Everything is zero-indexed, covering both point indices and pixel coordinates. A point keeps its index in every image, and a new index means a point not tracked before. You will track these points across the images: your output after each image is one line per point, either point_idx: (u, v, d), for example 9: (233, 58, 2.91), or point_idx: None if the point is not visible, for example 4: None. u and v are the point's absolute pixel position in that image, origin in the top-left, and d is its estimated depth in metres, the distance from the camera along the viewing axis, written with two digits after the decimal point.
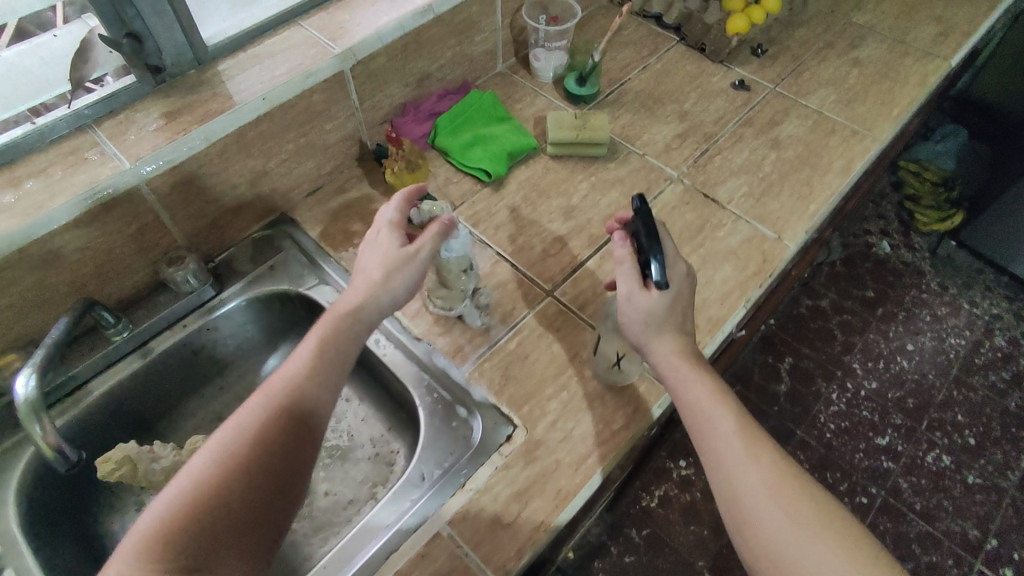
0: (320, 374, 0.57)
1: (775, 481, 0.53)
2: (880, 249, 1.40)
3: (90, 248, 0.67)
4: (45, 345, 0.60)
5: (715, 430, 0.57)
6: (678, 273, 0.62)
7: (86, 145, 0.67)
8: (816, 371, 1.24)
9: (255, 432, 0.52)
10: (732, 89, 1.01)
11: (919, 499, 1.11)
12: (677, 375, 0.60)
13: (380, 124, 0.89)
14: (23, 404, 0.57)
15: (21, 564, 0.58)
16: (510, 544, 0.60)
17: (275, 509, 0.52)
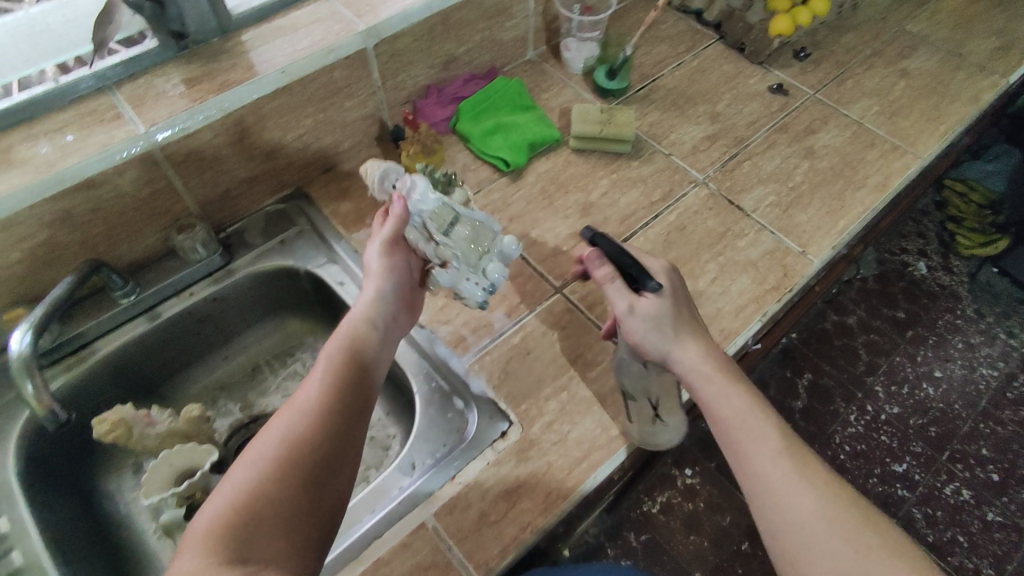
0: (344, 378, 0.57)
1: (827, 505, 0.51)
2: (917, 268, 1.33)
3: (101, 209, 0.68)
4: (47, 301, 0.61)
5: (758, 447, 0.55)
6: (658, 269, 0.64)
7: (104, 107, 0.67)
8: (836, 391, 1.20)
9: (290, 441, 0.51)
10: (769, 93, 0.97)
11: (932, 531, 1.07)
12: (712, 385, 0.59)
13: (402, 104, 0.88)
14: (17, 361, 0.58)
15: (14, 514, 0.60)
16: (494, 543, 0.59)
17: (320, 508, 0.49)
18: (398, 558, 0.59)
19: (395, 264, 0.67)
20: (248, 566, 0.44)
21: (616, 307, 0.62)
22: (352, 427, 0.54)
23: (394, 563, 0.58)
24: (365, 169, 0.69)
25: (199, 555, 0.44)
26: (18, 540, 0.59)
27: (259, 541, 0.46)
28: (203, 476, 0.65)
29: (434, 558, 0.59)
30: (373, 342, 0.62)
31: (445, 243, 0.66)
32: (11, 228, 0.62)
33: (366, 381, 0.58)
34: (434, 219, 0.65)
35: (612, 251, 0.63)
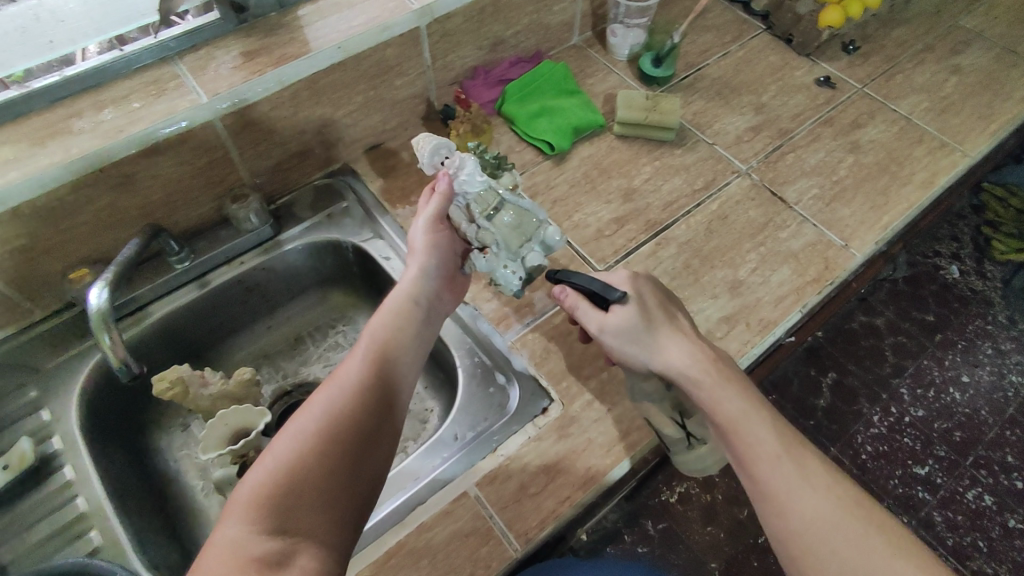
0: (384, 359, 0.58)
1: (833, 509, 0.51)
2: (948, 273, 1.20)
3: (162, 175, 0.70)
4: (117, 263, 0.64)
5: (757, 453, 0.54)
6: (620, 279, 0.65)
7: (167, 76, 0.69)
8: (861, 391, 1.09)
9: (332, 416, 0.52)
10: (816, 85, 0.96)
11: (952, 536, 0.98)
12: (702, 391, 0.58)
13: (449, 85, 0.89)
14: (95, 314, 0.60)
15: (77, 463, 0.65)
16: (533, 515, 0.61)
17: (358, 485, 0.50)
18: (441, 524, 0.61)
19: (438, 243, 0.69)
20: (287, 536, 0.45)
21: (591, 327, 0.65)
22: (391, 407, 0.56)
23: (437, 528, 0.60)
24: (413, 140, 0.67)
25: (241, 522, 0.45)
26: (83, 489, 0.64)
27: (299, 512, 0.47)
28: (255, 436, 0.67)
29: (475, 524, 0.61)
30: (414, 323, 0.63)
31: (485, 228, 0.66)
32: (79, 190, 0.64)
33: (405, 364, 0.60)
34: (478, 201, 0.66)
35: (575, 277, 0.65)
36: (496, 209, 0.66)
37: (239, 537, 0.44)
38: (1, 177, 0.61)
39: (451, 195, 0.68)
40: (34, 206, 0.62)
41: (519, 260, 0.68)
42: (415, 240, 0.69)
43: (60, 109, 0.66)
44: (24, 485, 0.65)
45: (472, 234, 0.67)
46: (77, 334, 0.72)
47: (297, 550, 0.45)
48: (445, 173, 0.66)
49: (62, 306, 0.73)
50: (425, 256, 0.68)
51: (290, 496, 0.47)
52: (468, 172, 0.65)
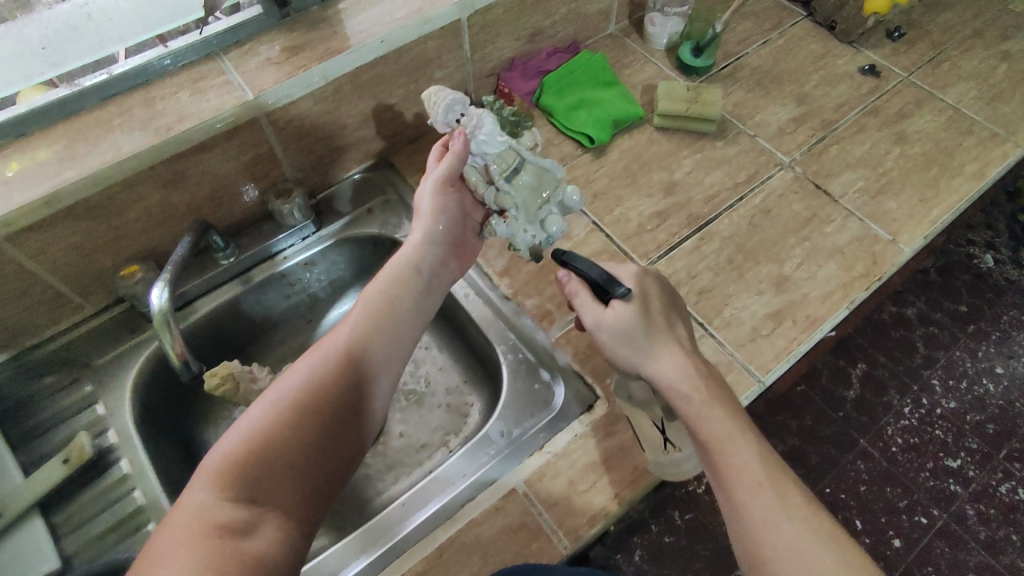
0: (371, 331, 0.58)
1: (810, 544, 0.47)
2: (982, 262, 1.06)
3: (208, 171, 0.70)
4: (173, 261, 0.67)
5: (738, 476, 0.51)
6: (626, 275, 0.64)
7: (213, 72, 0.69)
8: (891, 382, 0.96)
9: (313, 384, 0.52)
10: (860, 73, 0.94)
11: (985, 529, 0.85)
12: (691, 406, 0.55)
13: (487, 76, 0.88)
14: (158, 314, 0.61)
15: (134, 457, 0.66)
16: (583, 512, 0.61)
17: (331, 458, 0.50)
18: (490, 520, 0.61)
19: (445, 207, 0.68)
20: (255, 505, 0.45)
21: (587, 319, 0.63)
22: (373, 381, 0.56)
23: (487, 524, 0.61)
24: (426, 94, 0.66)
25: (209, 485, 0.45)
26: (140, 482, 0.65)
27: (268, 480, 0.46)
28: None
29: (525, 520, 0.61)
30: (409, 295, 0.62)
31: (506, 189, 0.64)
32: (131, 187, 0.65)
33: (393, 337, 0.59)
34: (498, 161, 0.64)
35: (580, 263, 0.64)
36: (516, 169, 0.64)
37: (205, 499, 0.44)
38: (56, 175, 0.61)
39: (464, 157, 0.66)
40: (88, 203, 0.63)
41: (538, 223, 0.66)
42: (421, 205, 0.68)
43: (110, 107, 0.66)
44: (81, 479, 0.65)
45: (486, 198, 0.66)
46: (128, 329, 0.74)
47: (262, 521, 0.44)
48: (461, 130, 0.65)
49: (110, 303, 0.74)
50: (430, 220, 0.67)
51: (263, 464, 0.47)
52: (488, 131, 0.63)
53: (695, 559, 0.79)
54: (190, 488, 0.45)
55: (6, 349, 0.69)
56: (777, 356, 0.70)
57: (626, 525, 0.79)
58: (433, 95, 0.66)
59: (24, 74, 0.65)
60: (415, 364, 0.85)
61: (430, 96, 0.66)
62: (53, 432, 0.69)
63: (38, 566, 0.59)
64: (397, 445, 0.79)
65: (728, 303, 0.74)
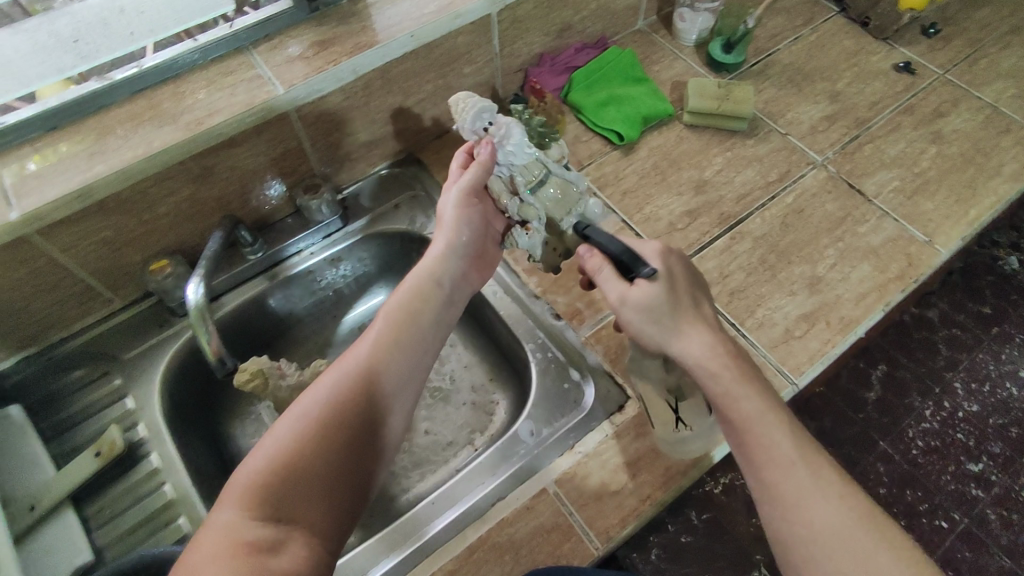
0: (394, 345, 0.57)
1: (845, 523, 0.46)
2: (1008, 264, 1.00)
3: (237, 167, 0.70)
4: (207, 257, 0.67)
5: (767, 455, 0.50)
6: (650, 253, 0.59)
7: (242, 67, 0.69)
8: (910, 385, 0.91)
9: (337, 402, 0.51)
10: (895, 71, 0.92)
11: (1009, 536, 0.81)
12: (718, 384, 0.53)
13: (515, 72, 0.87)
14: (193, 308, 0.62)
15: (163, 451, 0.66)
16: (614, 513, 0.61)
17: (356, 475, 0.50)
18: (521, 519, 0.61)
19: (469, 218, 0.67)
20: (283, 522, 0.45)
21: (611, 297, 0.59)
22: (396, 396, 0.55)
23: (518, 524, 0.61)
24: (452, 99, 0.62)
25: (237, 505, 0.45)
26: (170, 476, 0.65)
27: (296, 498, 0.46)
28: None
29: (556, 521, 0.61)
30: (430, 310, 0.62)
31: (530, 202, 0.65)
32: (161, 181, 0.65)
33: (416, 351, 0.59)
34: (524, 172, 0.64)
35: (601, 239, 0.61)
36: (541, 181, 0.64)
37: (233, 520, 0.44)
38: (88, 169, 0.60)
39: (490, 168, 0.65)
40: (118, 197, 0.63)
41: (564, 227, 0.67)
42: (442, 217, 0.67)
43: (140, 101, 0.66)
44: (112, 472, 0.65)
45: (512, 210, 0.66)
46: (156, 322, 0.73)
47: (291, 539, 0.44)
48: (488, 141, 0.62)
49: (139, 296, 0.74)
50: (453, 231, 0.66)
51: (291, 481, 0.47)
52: (517, 142, 0.62)
53: (717, 559, 0.77)
54: (218, 506, 0.45)
55: (35, 342, 0.70)
56: (811, 358, 0.69)
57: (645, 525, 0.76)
58: (460, 100, 0.62)
59: (53, 66, 0.64)
60: (440, 362, 0.85)
61: (457, 99, 0.63)
62: (82, 425, 0.69)
63: (74, 556, 0.59)
64: (423, 443, 0.79)
65: (760, 304, 0.73)
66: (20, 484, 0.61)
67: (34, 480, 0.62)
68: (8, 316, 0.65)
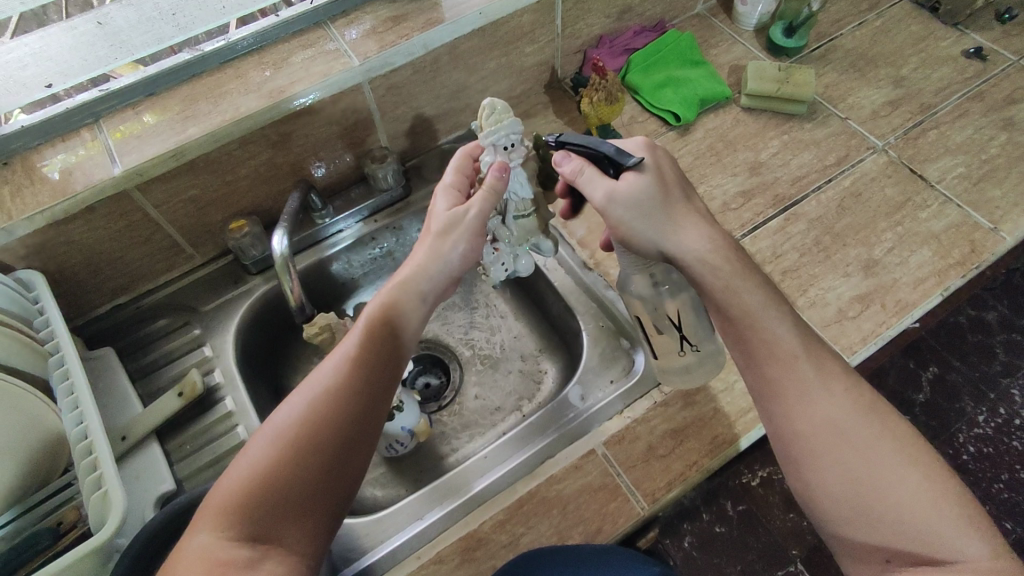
0: (371, 351, 0.51)
1: (847, 416, 0.49)
2: None
3: (311, 135, 0.74)
4: (287, 216, 0.71)
5: (771, 350, 0.52)
6: (634, 147, 0.58)
7: (321, 41, 0.73)
8: (965, 389, 0.91)
9: (309, 420, 0.48)
10: (964, 57, 0.90)
11: None
12: (719, 278, 0.54)
13: (575, 53, 0.89)
14: (280, 260, 0.67)
15: (237, 396, 0.71)
16: (661, 476, 0.62)
17: (332, 493, 0.47)
18: (570, 477, 0.63)
19: (464, 225, 0.57)
20: (257, 544, 0.44)
21: (595, 199, 0.57)
22: (377, 404, 0.50)
23: (566, 481, 0.63)
24: (488, 103, 0.57)
25: (210, 527, 0.44)
26: (243, 419, 0.70)
27: (269, 520, 0.44)
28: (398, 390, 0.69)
29: (604, 480, 0.63)
30: (415, 311, 0.55)
31: (509, 226, 0.65)
32: (245, 145, 0.70)
33: (398, 354, 0.53)
34: (518, 203, 0.63)
35: (580, 142, 0.58)
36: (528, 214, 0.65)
37: (206, 544, 0.43)
38: (182, 132, 0.65)
39: (497, 193, 0.59)
40: (208, 158, 0.68)
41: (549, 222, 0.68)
42: (437, 219, 0.58)
43: (228, 70, 0.71)
44: (190, 413, 0.70)
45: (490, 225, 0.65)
46: (232, 280, 0.79)
47: (267, 561, 0.43)
48: (500, 164, 0.58)
49: (217, 255, 0.80)
50: (443, 229, 0.57)
51: (260, 504, 0.45)
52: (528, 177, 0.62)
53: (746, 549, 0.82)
54: (197, 525, 0.45)
55: (125, 292, 0.76)
56: (863, 339, 0.69)
57: (678, 514, 0.82)
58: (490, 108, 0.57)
59: (156, 37, 0.71)
60: (491, 332, 0.88)
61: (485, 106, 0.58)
62: (162, 370, 0.73)
63: (156, 486, 0.64)
64: (473, 406, 0.82)
65: (814, 284, 0.73)
66: (114, 416, 0.67)
67: (124, 415, 0.68)
68: (107, 265, 0.71)
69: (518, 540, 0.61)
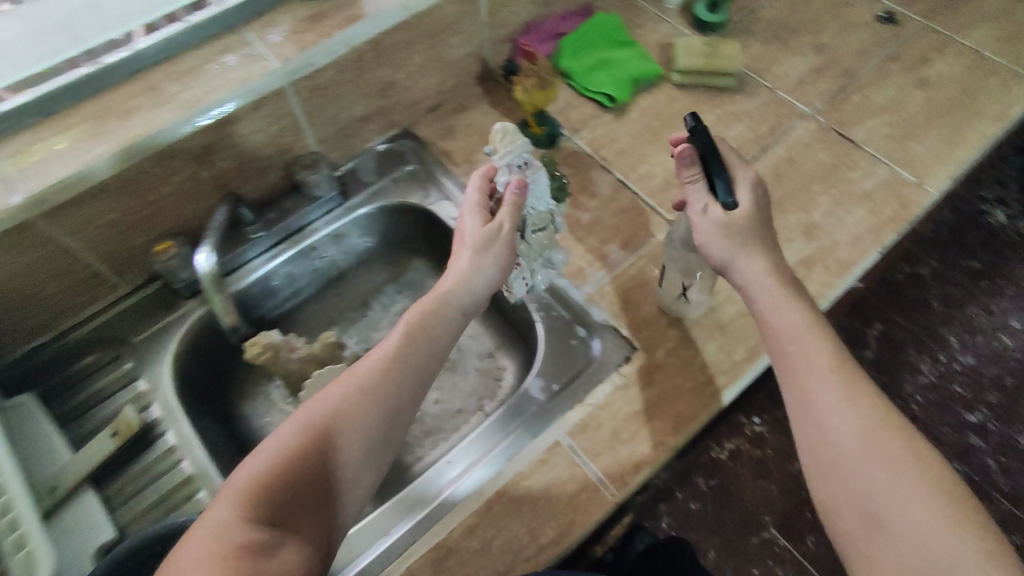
0: (407, 359, 0.56)
1: (873, 431, 0.48)
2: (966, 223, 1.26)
3: (236, 145, 0.70)
4: (213, 231, 0.68)
5: (805, 361, 0.52)
6: (743, 180, 0.59)
7: (236, 45, 0.69)
8: (898, 338, 1.17)
9: (344, 415, 0.51)
10: (878, 22, 0.93)
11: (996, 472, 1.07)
12: (772, 297, 0.56)
13: (504, 42, 0.88)
14: (206, 276, 0.64)
15: (179, 429, 0.67)
16: (628, 460, 0.62)
17: (350, 491, 0.50)
18: (538, 472, 0.62)
19: (493, 245, 0.62)
20: (277, 528, 0.45)
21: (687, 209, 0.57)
22: (403, 412, 0.54)
23: (534, 477, 0.62)
24: (500, 126, 0.60)
25: (232, 505, 0.45)
26: (188, 453, 0.65)
27: (290, 506, 0.47)
28: None
29: (571, 471, 0.62)
30: (447, 327, 0.59)
31: (527, 242, 0.66)
32: (163, 162, 0.65)
33: (431, 366, 0.57)
34: (536, 219, 0.65)
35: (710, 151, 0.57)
36: (545, 227, 0.67)
37: (228, 519, 0.45)
38: (88, 151, 0.60)
39: (519, 208, 0.63)
40: (122, 179, 0.63)
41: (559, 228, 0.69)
42: (470, 236, 0.62)
43: (135, 83, 0.66)
44: (128, 454, 0.65)
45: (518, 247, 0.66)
46: (162, 305, 0.73)
47: (284, 547, 0.45)
48: (519, 181, 0.61)
49: (144, 281, 0.74)
50: (478, 246, 0.61)
51: (286, 487, 0.47)
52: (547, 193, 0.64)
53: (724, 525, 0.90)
54: (218, 499, 0.46)
55: (44, 330, 0.70)
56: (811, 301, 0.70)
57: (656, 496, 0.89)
58: (500, 132, 0.60)
59: (50, 50, 0.67)
60: None
61: (495, 132, 0.61)
62: (94, 410, 0.68)
63: (94, 537, 0.59)
64: (434, 412, 0.79)
65: None
66: (39, 466, 0.61)
67: (51, 464, 0.62)
68: (20, 302, 0.65)
69: (489, 544, 0.59)
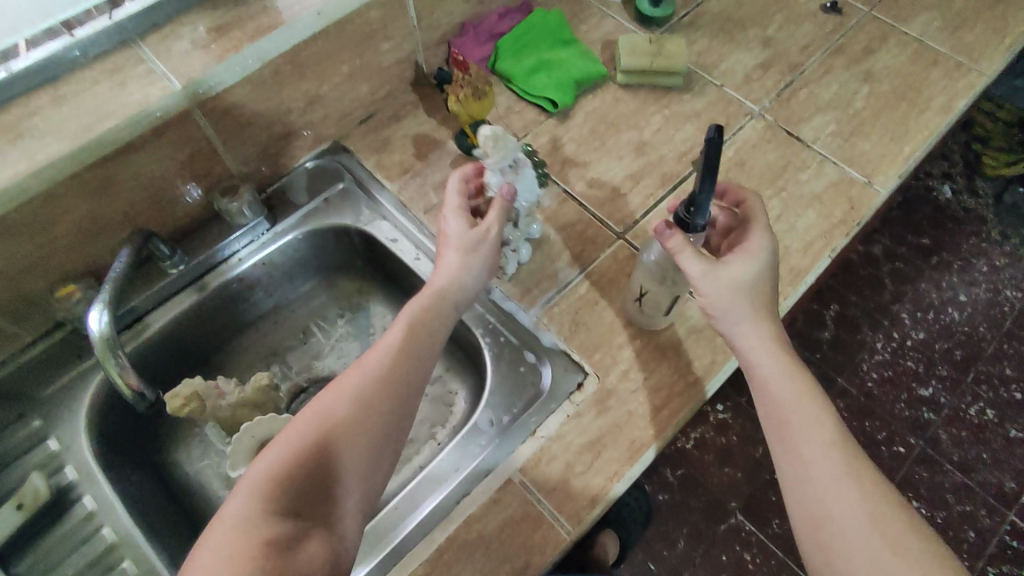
0: (411, 348, 0.55)
1: (874, 509, 0.47)
2: (941, 194, 1.28)
3: (142, 174, 0.64)
4: (110, 280, 0.61)
5: (805, 431, 0.50)
6: (751, 240, 0.56)
7: (131, 62, 0.61)
8: (862, 320, 1.18)
9: (359, 405, 0.50)
10: (823, 12, 0.91)
11: (957, 451, 1.08)
12: (774, 362, 0.54)
13: (438, 44, 0.82)
14: (98, 342, 0.57)
15: (98, 493, 0.62)
16: (583, 494, 0.59)
17: (369, 479, 0.49)
18: (489, 514, 0.59)
19: (478, 244, 0.61)
20: (300, 519, 0.44)
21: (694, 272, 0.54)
22: (413, 401, 0.53)
23: (486, 518, 0.59)
24: (492, 133, 0.57)
25: (252, 496, 0.44)
26: (108, 518, 0.61)
27: (311, 496, 0.46)
28: None
29: (524, 510, 0.59)
30: (448, 317, 0.59)
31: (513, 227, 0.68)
32: (54, 200, 0.58)
33: (436, 355, 0.57)
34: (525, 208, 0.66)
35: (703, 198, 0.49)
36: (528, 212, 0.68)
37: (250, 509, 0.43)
38: None
39: (506, 209, 0.62)
40: (6, 223, 0.56)
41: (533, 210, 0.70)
42: (456, 238, 0.61)
43: (12, 110, 0.58)
44: (45, 520, 0.62)
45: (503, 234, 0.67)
46: (73, 355, 0.67)
47: (309, 538, 0.44)
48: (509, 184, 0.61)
49: (51, 328, 0.67)
50: (467, 240, 0.61)
51: (306, 477, 0.46)
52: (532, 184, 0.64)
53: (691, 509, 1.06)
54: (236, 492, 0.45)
55: None
56: None
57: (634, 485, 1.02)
58: (490, 138, 0.57)
59: None
60: None
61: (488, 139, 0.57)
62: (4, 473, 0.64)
63: None
64: None
65: None
66: None
67: None
68: None
69: None
